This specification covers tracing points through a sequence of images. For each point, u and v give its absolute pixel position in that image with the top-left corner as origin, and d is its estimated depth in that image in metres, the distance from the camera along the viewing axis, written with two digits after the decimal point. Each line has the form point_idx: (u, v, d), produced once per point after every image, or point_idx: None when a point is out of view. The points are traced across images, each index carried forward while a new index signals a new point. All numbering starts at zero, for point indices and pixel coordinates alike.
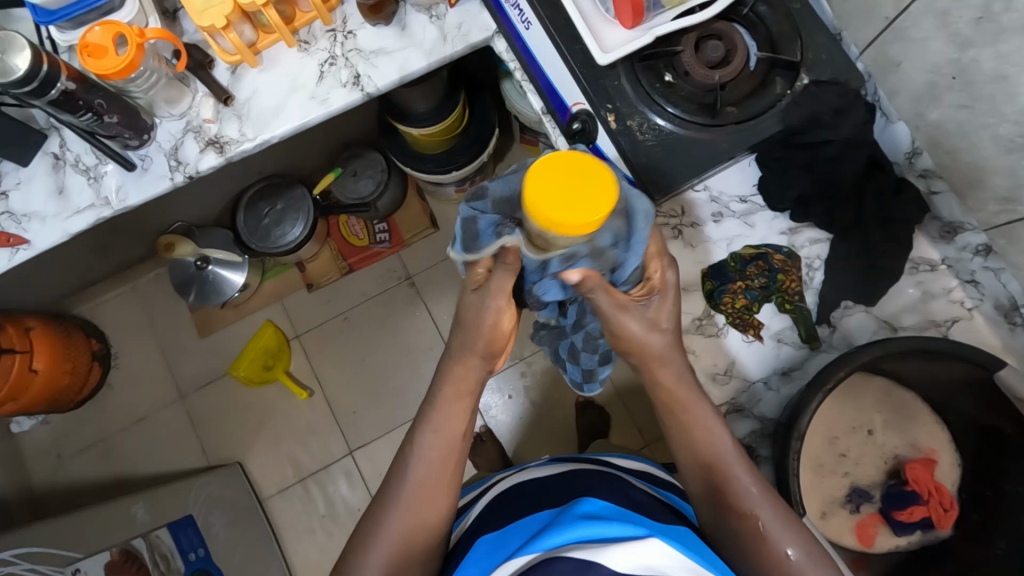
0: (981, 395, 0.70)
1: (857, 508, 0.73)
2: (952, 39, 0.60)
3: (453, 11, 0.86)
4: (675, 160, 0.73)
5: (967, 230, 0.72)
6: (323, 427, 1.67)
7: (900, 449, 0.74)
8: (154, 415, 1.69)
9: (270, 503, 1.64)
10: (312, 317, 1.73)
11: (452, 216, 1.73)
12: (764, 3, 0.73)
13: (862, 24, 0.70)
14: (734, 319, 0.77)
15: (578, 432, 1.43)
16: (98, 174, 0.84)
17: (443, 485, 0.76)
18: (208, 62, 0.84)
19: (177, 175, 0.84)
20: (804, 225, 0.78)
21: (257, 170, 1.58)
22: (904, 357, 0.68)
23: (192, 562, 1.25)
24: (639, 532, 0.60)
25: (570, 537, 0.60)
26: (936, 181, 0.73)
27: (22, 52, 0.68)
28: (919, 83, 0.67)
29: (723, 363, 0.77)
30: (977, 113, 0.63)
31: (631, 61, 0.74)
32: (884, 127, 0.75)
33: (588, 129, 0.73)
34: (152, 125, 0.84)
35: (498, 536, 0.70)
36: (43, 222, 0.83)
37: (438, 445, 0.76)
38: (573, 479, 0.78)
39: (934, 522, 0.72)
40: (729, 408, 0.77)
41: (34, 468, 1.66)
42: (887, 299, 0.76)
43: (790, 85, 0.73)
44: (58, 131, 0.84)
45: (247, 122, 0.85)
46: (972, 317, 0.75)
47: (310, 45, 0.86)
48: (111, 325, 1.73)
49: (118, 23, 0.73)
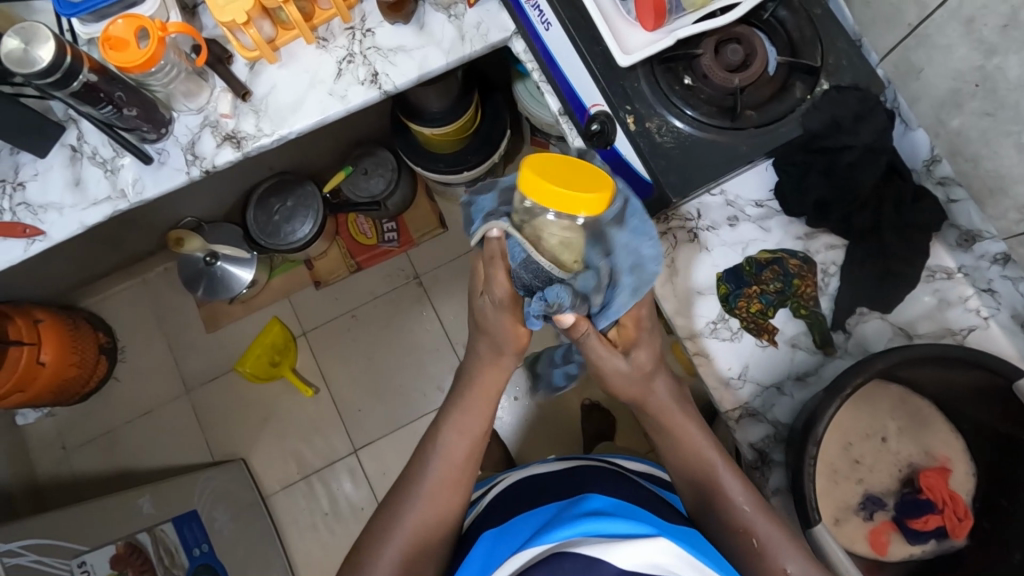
0: (999, 404, 0.69)
1: (869, 515, 0.73)
2: (978, 46, 0.60)
3: (471, 11, 0.86)
4: (694, 162, 0.72)
5: (985, 238, 0.72)
6: (328, 425, 1.67)
7: (914, 457, 0.74)
8: (160, 409, 1.69)
9: (274, 500, 1.63)
10: (319, 314, 1.73)
11: (461, 217, 1.73)
12: (785, 7, 0.73)
13: (884, 30, 0.70)
14: (748, 324, 0.77)
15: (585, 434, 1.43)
16: (115, 166, 0.84)
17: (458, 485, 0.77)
18: (227, 57, 0.84)
19: (193, 169, 0.84)
20: (820, 231, 0.78)
21: (267, 166, 1.59)
22: (920, 364, 0.68)
23: (197, 557, 1.25)
24: (647, 531, 0.60)
25: (575, 532, 0.60)
26: (955, 189, 0.73)
27: (46, 43, 0.68)
28: (941, 90, 0.67)
29: (737, 367, 0.77)
30: (1000, 121, 0.63)
31: (651, 64, 0.74)
32: (902, 133, 0.74)
33: (607, 130, 0.74)
34: (170, 119, 0.84)
35: (500, 531, 0.70)
36: (59, 213, 0.83)
37: (458, 444, 0.78)
38: (578, 475, 0.78)
39: (948, 532, 0.72)
40: (742, 412, 0.77)
41: (38, 460, 1.66)
42: (904, 306, 0.76)
43: (810, 90, 0.73)
44: (76, 123, 0.85)
45: (264, 117, 0.85)
46: (988, 325, 0.74)
47: (328, 42, 0.86)
48: (118, 318, 1.73)
49: (141, 17, 0.73)
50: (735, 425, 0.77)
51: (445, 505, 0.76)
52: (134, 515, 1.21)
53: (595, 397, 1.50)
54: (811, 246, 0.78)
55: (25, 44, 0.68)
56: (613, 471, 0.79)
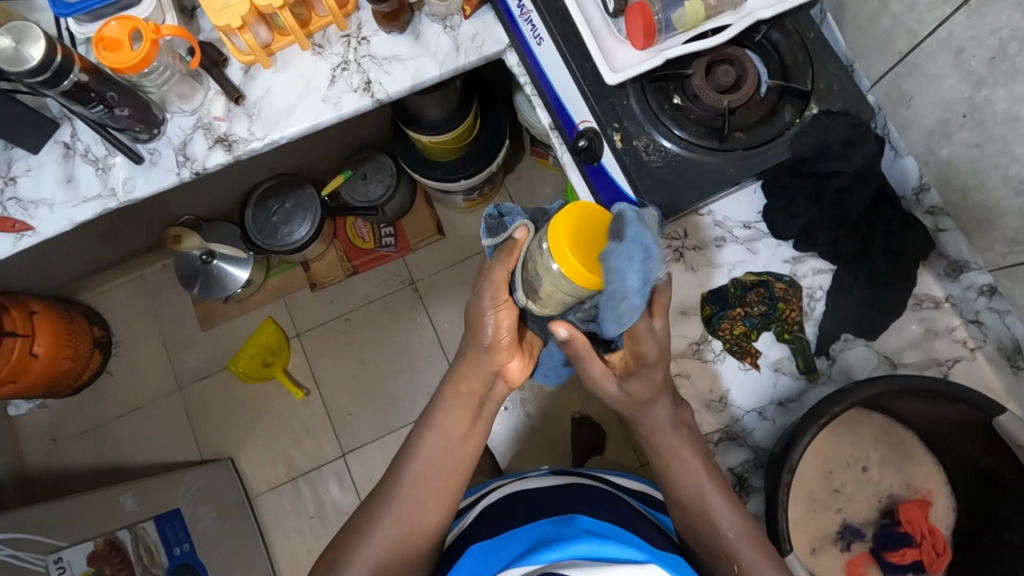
0: (982, 439, 0.68)
1: (847, 546, 0.72)
2: (967, 77, 0.59)
3: (467, 23, 0.86)
4: (681, 184, 0.72)
5: (973, 269, 0.71)
6: (317, 427, 1.67)
7: (895, 488, 0.73)
8: (151, 405, 1.69)
9: (260, 501, 1.63)
10: (314, 316, 1.73)
11: (459, 225, 1.74)
12: (778, 30, 0.73)
13: (875, 57, 0.70)
14: (731, 346, 0.76)
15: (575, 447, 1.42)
16: (107, 165, 0.84)
17: (445, 494, 0.76)
18: (222, 60, 0.85)
19: (184, 171, 0.85)
20: (807, 255, 0.77)
21: (268, 167, 1.59)
22: (905, 395, 0.67)
23: (176, 556, 1.24)
24: (637, 556, 0.61)
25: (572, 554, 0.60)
26: (944, 219, 0.71)
27: (37, 42, 0.69)
28: (931, 119, 0.66)
29: (719, 390, 0.76)
30: (987, 152, 0.62)
31: (642, 82, 0.73)
32: (892, 160, 0.74)
33: (594, 147, 0.73)
34: (163, 120, 0.85)
35: (487, 544, 0.70)
36: (50, 209, 0.84)
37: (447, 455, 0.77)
38: (575, 493, 0.76)
39: (925, 567, 0.71)
40: (722, 435, 0.76)
41: (28, 452, 1.67)
42: (889, 335, 0.76)
43: (799, 113, 0.72)
44: (70, 121, 0.85)
45: (257, 122, 0.85)
46: (974, 357, 0.74)
47: (324, 49, 0.87)
48: (114, 312, 1.74)
49: (134, 19, 0.73)
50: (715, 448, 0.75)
51: (428, 519, 0.75)
52: (116, 512, 1.20)
53: (586, 410, 1.49)
54: (800, 268, 0.78)
55: (16, 43, 0.68)
56: (606, 491, 0.78)
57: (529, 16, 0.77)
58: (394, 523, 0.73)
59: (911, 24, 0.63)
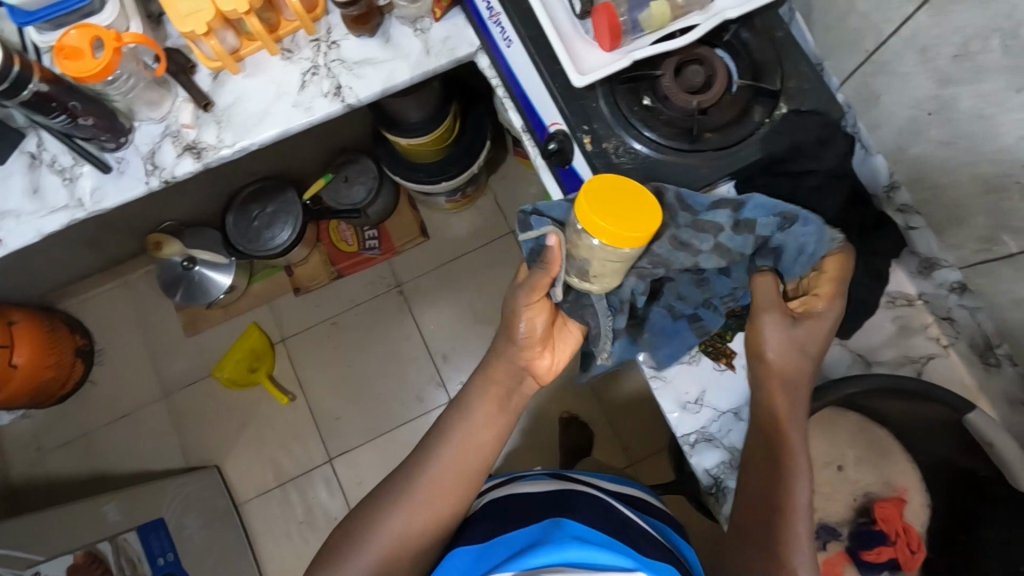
0: (956, 437, 0.68)
1: (824, 545, 0.72)
2: (933, 75, 0.59)
3: (438, 25, 0.86)
4: (653, 185, 0.71)
5: (943, 266, 0.71)
6: (304, 432, 1.66)
7: (872, 487, 0.73)
8: (136, 413, 1.68)
9: (248, 508, 1.62)
10: (299, 320, 1.72)
11: (444, 226, 1.73)
12: (747, 29, 0.73)
13: (844, 55, 0.69)
14: (706, 346, 0.77)
15: (563, 448, 1.42)
16: (74, 175, 0.83)
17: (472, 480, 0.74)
18: (190, 67, 0.84)
19: (152, 179, 0.84)
20: None
21: (249, 171, 1.58)
22: (879, 395, 0.67)
23: (161, 566, 1.22)
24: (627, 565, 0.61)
25: (557, 558, 0.60)
26: (913, 216, 0.72)
27: None
28: (900, 117, 0.66)
29: (695, 391, 0.77)
30: (955, 151, 0.61)
31: (612, 83, 0.73)
32: (863, 159, 0.74)
33: (564, 149, 0.74)
34: (130, 128, 0.84)
35: (482, 548, 0.68)
36: (17, 220, 0.83)
37: (457, 448, 0.75)
38: (571, 501, 0.75)
39: (901, 565, 0.70)
40: (699, 437, 0.76)
41: (12, 463, 1.65)
42: (864, 333, 0.76)
43: (769, 113, 0.71)
44: (36, 130, 0.84)
45: (226, 128, 0.84)
46: (948, 354, 0.74)
47: (293, 54, 0.86)
48: (97, 320, 1.72)
49: (95, 27, 0.72)
50: (690, 449, 0.76)
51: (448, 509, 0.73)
52: (98, 523, 1.19)
53: (572, 409, 1.50)
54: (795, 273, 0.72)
55: None
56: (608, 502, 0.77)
57: (497, 19, 0.77)
58: (403, 516, 0.71)
59: (877, 22, 0.62)
